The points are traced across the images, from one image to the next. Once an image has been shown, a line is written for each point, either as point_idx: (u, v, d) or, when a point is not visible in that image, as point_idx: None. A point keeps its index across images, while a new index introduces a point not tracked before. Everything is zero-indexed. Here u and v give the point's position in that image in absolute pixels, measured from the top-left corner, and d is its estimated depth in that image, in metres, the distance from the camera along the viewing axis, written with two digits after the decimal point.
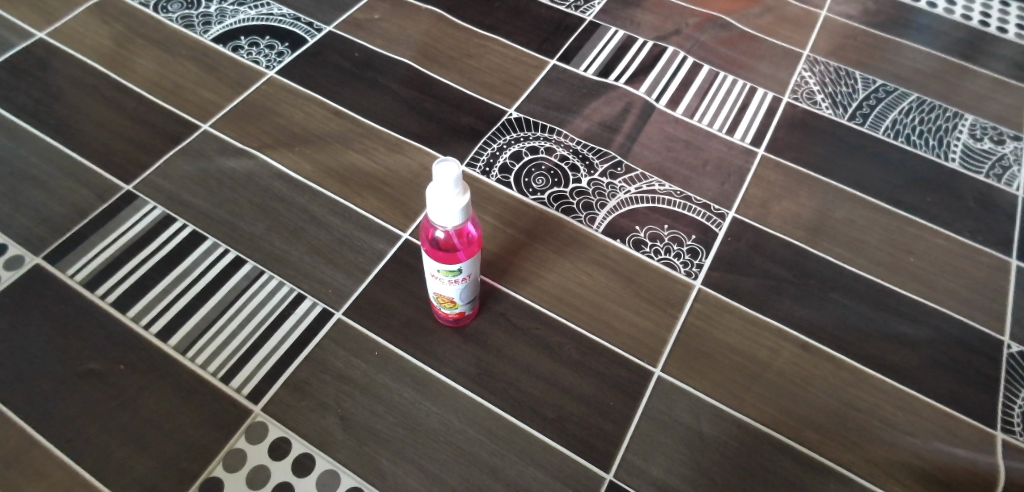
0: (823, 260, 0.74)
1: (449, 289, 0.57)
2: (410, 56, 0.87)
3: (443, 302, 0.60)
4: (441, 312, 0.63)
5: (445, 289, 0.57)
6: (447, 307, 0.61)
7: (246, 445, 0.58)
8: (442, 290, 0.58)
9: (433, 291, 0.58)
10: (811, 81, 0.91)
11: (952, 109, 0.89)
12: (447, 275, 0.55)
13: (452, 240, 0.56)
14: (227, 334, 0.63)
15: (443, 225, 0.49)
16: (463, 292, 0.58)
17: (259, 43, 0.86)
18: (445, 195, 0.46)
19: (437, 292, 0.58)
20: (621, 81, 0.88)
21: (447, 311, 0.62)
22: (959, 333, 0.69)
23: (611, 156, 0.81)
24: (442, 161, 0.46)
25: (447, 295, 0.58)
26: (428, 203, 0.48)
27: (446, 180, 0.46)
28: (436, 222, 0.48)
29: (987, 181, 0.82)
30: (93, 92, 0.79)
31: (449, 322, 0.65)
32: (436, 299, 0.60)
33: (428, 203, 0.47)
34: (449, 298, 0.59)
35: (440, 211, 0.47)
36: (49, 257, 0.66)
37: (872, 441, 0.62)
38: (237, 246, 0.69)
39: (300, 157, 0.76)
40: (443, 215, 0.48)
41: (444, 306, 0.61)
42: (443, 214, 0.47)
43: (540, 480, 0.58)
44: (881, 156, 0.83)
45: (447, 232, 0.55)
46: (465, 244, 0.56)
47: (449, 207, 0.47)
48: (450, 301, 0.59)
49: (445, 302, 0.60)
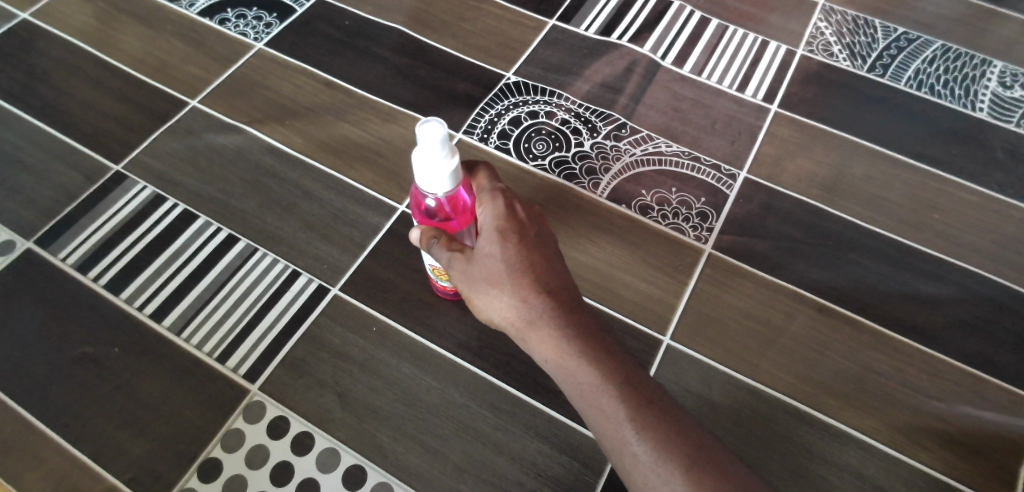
0: (841, 219, 0.70)
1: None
2: (402, 22, 0.84)
3: (439, 274, 0.58)
4: (442, 287, 0.61)
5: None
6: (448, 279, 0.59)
7: (243, 424, 0.57)
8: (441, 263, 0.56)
9: (430, 262, 0.56)
10: (826, 32, 0.86)
11: (980, 56, 0.84)
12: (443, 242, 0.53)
13: (443, 208, 0.53)
14: (223, 315, 0.62)
15: (433, 192, 0.47)
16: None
17: (245, 15, 0.83)
18: (428, 160, 0.44)
19: (432, 264, 0.57)
20: (624, 39, 0.84)
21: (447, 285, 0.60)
22: (987, 292, 0.66)
23: (615, 118, 0.77)
24: (426, 123, 0.43)
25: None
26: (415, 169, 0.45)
27: (426, 144, 0.43)
28: (424, 188, 0.46)
29: (1017, 131, 0.77)
30: (77, 71, 0.77)
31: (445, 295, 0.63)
32: (432, 271, 0.58)
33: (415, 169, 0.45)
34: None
35: (427, 177, 0.45)
36: (40, 242, 0.65)
37: (894, 406, 0.59)
38: (228, 224, 0.67)
39: (291, 131, 0.74)
40: (429, 181, 0.45)
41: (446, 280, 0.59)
42: (431, 179, 0.45)
43: (544, 453, 0.57)
44: (903, 107, 0.78)
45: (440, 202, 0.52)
46: (458, 212, 0.54)
47: (436, 172, 0.44)
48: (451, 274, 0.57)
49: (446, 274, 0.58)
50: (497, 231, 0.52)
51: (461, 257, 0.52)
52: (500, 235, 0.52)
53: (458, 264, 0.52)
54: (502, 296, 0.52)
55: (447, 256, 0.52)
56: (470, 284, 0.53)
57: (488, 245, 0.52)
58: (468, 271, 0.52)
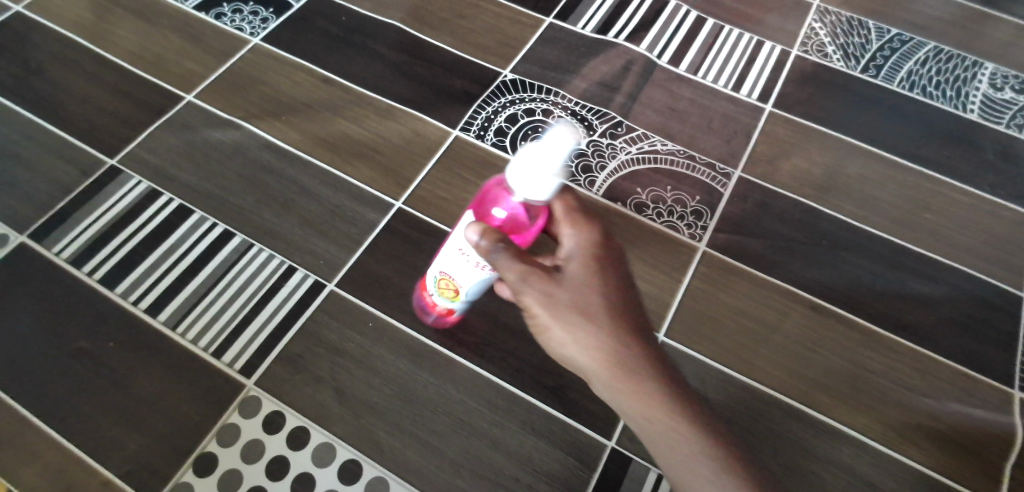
0: (834, 218, 0.71)
1: (472, 274, 0.48)
2: (399, 18, 0.84)
3: (448, 291, 0.52)
4: (437, 303, 0.55)
5: (465, 272, 0.49)
6: (451, 297, 0.53)
7: (239, 419, 0.57)
8: (459, 274, 0.49)
9: (447, 269, 0.50)
10: (821, 32, 0.86)
11: (971, 58, 0.84)
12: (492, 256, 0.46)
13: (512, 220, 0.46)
14: (219, 310, 0.62)
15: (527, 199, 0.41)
16: (478, 284, 0.50)
17: (242, 10, 0.83)
18: (542, 161, 0.39)
19: (449, 278, 0.50)
20: (620, 38, 0.84)
21: (444, 303, 0.55)
22: (976, 291, 0.67)
23: (611, 116, 0.77)
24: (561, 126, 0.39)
25: (461, 282, 0.50)
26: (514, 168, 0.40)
27: (546, 143, 0.39)
28: (524, 191, 0.40)
29: (1008, 132, 0.78)
30: (70, 64, 0.76)
31: (427, 317, 0.62)
32: (442, 286, 0.52)
33: (514, 168, 0.40)
34: (461, 285, 0.50)
35: (529, 179, 0.39)
36: (34, 236, 0.65)
37: (885, 403, 0.60)
38: (225, 219, 0.67)
39: (288, 127, 0.74)
40: (533, 186, 0.39)
41: (449, 296, 0.53)
42: (536, 184, 0.39)
43: (540, 448, 0.57)
44: (896, 108, 0.79)
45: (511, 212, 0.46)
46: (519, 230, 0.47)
47: (545, 179, 0.39)
48: (461, 291, 0.51)
49: (454, 288, 0.51)
50: (589, 257, 0.47)
51: (547, 278, 0.45)
52: (593, 263, 0.47)
53: (542, 285, 0.45)
54: (591, 328, 0.46)
55: (534, 275, 0.45)
56: (552, 309, 0.46)
57: (580, 270, 0.46)
58: (552, 296, 0.46)
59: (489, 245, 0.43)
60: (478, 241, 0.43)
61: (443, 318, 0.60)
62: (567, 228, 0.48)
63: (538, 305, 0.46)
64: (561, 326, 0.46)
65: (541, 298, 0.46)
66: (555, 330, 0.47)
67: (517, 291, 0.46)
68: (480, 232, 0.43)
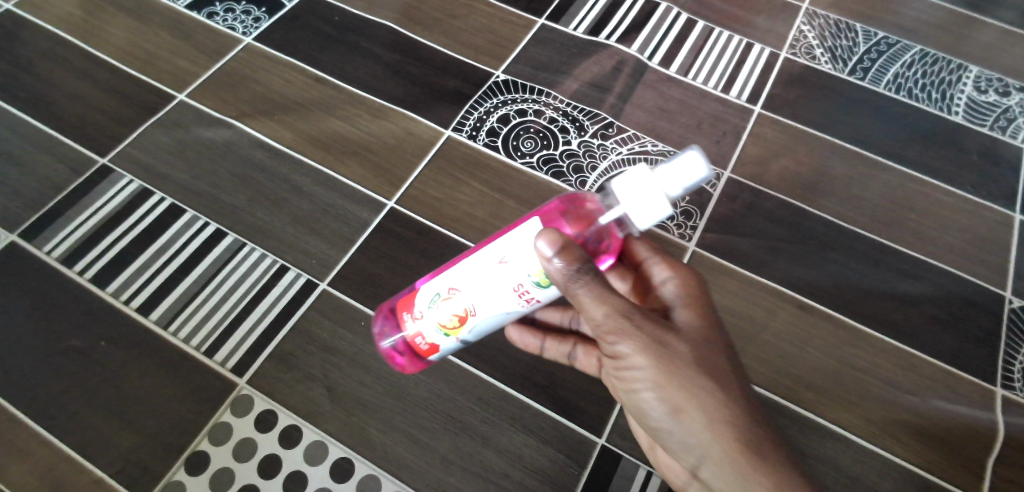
0: (821, 218, 0.72)
1: (500, 303, 0.42)
2: (392, 18, 0.83)
3: (453, 322, 0.44)
4: (418, 336, 0.46)
5: (489, 299, 0.42)
6: (447, 330, 0.45)
7: (231, 418, 0.57)
8: (481, 299, 0.42)
9: (466, 289, 0.42)
10: (810, 35, 0.87)
11: (956, 61, 0.86)
12: (541, 283, 0.40)
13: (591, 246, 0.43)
14: (210, 309, 0.62)
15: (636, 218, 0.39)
16: (492, 320, 0.43)
17: (234, 9, 0.82)
18: (661, 182, 0.38)
19: (468, 304, 0.43)
20: (611, 39, 0.84)
21: (428, 337, 0.46)
22: (960, 290, 0.68)
23: (602, 117, 0.78)
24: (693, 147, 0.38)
25: (477, 311, 0.43)
26: (621, 185, 0.39)
27: (661, 171, 0.38)
28: (636, 209, 0.39)
29: (991, 134, 0.79)
30: (60, 62, 0.76)
31: (387, 350, 0.54)
32: (450, 314, 0.44)
33: (622, 185, 0.39)
34: (473, 314, 0.43)
35: (638, 202, 0.39)
36: (24, 235, 0.64)
37: (868, 400, 0.62)
38: (216, 219, 0.67)
39: (280, 126, 0.74)
40: (646, 206, 0.39)
41: (447, 327, 0.45)
42: (651, 202, 0.38)
43: (531, 445, 0.58)
44: (883, 110, 0.80)
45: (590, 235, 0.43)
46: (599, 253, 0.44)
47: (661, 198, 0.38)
48: (469, 322, 0.44)
49: (461, 317, 0.43)
50: (692, 300, 0.47)
51: (649, 319, 0.42)
52: (697, 306, 0.46)
53: (646, 326, 0.42)
54: (699, 377, 0.42)
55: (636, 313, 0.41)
56: (654, 356, 0.41)
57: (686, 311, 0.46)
58: (655, 340, 0.42)
59: (566, 261, 0.38)
60: (553, 257, 0.38)
61: (410, 358, 0.52)
62: (664, 274, 0.49)
63: (638, 351, 0.42)
64: (665, 377, 0.41)
65: (643, 341, 0.41)
66: (653, 382, 0.42)
67: (613, 336, 0.42)
68: (553, 244, 0.38)
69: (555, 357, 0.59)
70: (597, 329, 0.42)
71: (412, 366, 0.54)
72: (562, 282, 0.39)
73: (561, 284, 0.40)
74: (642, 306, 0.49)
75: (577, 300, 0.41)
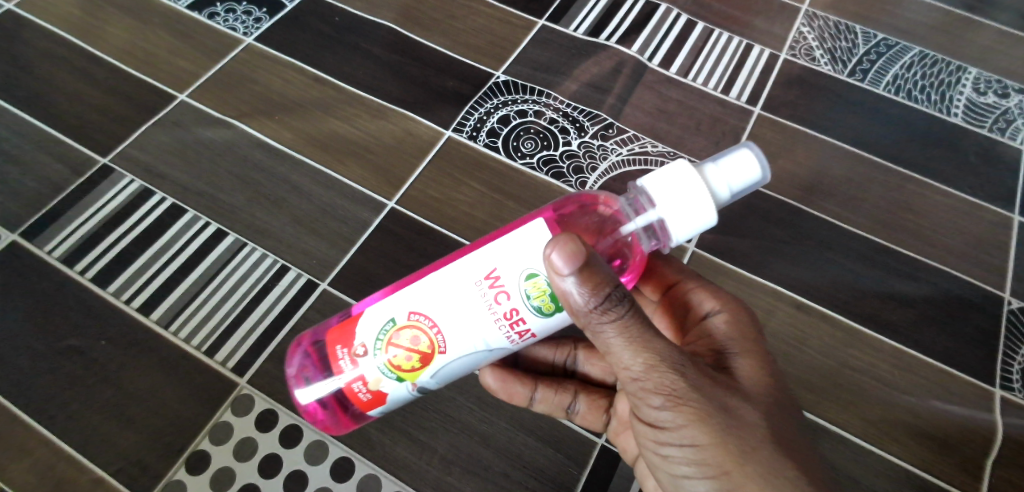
0: (821, 220, 0.72)
1: (479, 337, 0.39)
2: (392, 19, 0.83)
3: (413, 361, 0.40)
4: (357, 380, 0.41)
5: (465, 334, 0.39)
6: (400, 372, 0.41)
7: (231, 418, 0.58)
8: (454, 332, 0.39)
9: (439, 319, 0.39)
10: (809, 36, 0.87)
11: (956, 62, 0.86)
12: (544, 308, 0.38)
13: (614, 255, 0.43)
14: (211, 309, 0.62)
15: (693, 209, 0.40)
16: (460, 360, 0.40)
17: (235, 10, 0.82)
18: (720, 172, 0.40)
19: (436, 338, 0.39)
20: (611, 40, 0.85)
21: (372, 380, 0.41)
22: (959, 291, 0.68)
23: (602, 118, 0.78)
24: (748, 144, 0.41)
25: (449, 345, 0.39)
26: (657, 179, 0.40)
27: (694, 171, 0.40)
28: (697, 198, 0.39)
29: (990, 136, 0.80)
30: (62, 62, 0.76)
31: (304, 407, 0.47)
32: (413, 349, 0.40)
33: (652, 185, 0.40)
34: (442, 350, 0.40)
35: (673, 201, 0.39)
36: (25, 234, 0.65)
37: (865, 400, 0.62)
38: (217, 219, 0.67)
39: (281, 127, 0.74)
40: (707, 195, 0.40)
41: (402, 367, 0.40)
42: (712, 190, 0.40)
43: (530, 446, 0.58)
44: (882, 112, 0.81)
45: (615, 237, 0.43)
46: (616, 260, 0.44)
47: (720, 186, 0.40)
48: (433, 361, 0.40)
49: (424, 355, 0.40)
50: (747, 348, 0.47)
51: (700, 377, 0.40)
52: (752, 355, 0.46)
53: (696, 388, 0.39)
54: (756, 446, 0.39)
55: (686, 370, 0.39)
56: (702, 421, 0.39)
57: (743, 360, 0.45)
58: (710, 394, 0.40)
59: (581, 281, 0.36)
60: (568, 274, 0.36)
61: (337, 413, 0.47)
62: (719, 313, 0.50)
63: (684, 417, 0.39)
64: (718, 445, 0.39)
65: (691, 405, 0.39)
66: (705, 446, 0.39)
67: (658, 398, 0.39)
68: (569, 260, 0.36)
69: (549, 411, 0.58)
70: (640, 390, 0.40)
71: (342, 418, 0.48)
72: (583, 310, 0.37)
73: (577, 311, 0.38)
74: (693, 346, 0.49)
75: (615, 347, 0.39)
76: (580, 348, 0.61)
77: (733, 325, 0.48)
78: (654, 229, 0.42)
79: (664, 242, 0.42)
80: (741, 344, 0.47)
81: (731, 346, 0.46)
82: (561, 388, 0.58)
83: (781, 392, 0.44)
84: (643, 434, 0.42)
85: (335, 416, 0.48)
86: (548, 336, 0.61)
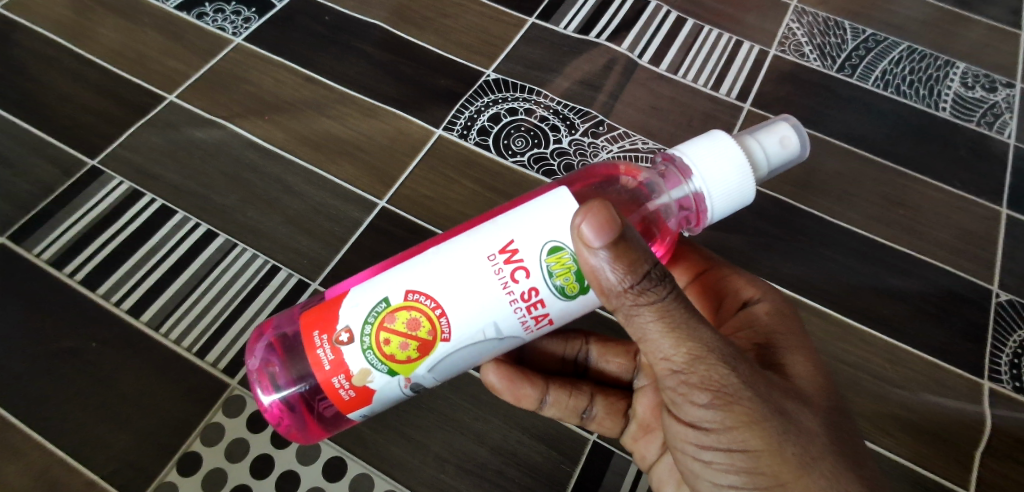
0: (811, 214, 0.72)
1: (490, 318, 0.39)
2: (383, 17, 0.83)
3: (413, 352, 0.40)
4: (340, 374, 0.40)
5: (467, 319, 0.39)
6: (392, 363, 0.40)
7: (223, 418, 0.58)
8: (455, 315, 0.38)
9: (449, 298, 0.38)
10: (799, 32, 0.87)
11: (944, 57, 0.86)
12: (566, 289, 0.39)
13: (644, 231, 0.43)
14: (203, 309, 0.62)
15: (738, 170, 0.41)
16: (456, 349, 0.40)
17: (224, 9, 0.82)
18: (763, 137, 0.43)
19: (443, 321, 0.39)
20: (602, 38, 0.85)
21: (358, 374, 0.40)
22: (947, 284, 0.69)
23: (593, 115, 0.79)
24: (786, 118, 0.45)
25: (455, 327, 0.39)
26: (702, 143, 0.42)
27: (732, 144, 0.42)
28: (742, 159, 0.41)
29: (978, 130, 0.80)
30: (50, 63, 0.75)
31: (268, 409, 0.45)
32: (416, 335, 0.39)
33: (701, 147, 0.42)
34: (441, 337, 0.39)
35: (711, 169, 0.41)
36: (14, 236, 0.64)
37: (855, 393, 0.63)
38: (208, 219, 0.67)
39: (272, 127, 0.74)
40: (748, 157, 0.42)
41: (394, 357, 0.40)
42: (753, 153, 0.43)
43: (524, 442, 0.58)
44: (871, 107, 0.81)
45: (647, 211, 0.43)
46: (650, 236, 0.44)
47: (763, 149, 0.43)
48: (430, 350, 0.40)
49: (421, 343, 0.39)
50: (796, 348, 0.48)
51: (753, 376, 0.40)
52: (802, 356, 0.47)
53: (746, 388, 0.39)
54: (807, 452, 0.40)
55: (738, 368, 0.39)
56: (748, 422, 0.39)
57: (793, 361, 0.46)
58: (761, 394, 0.40)
59: (612, 256, 0.37)
60: (600, 246, 0.36)
61: (305, 417, 0.46)
62: (765, 309, 0.51)
63: (732, 417, 0.39)
64: (767, 450, 0.39)
65: (741, 406, 0.39)
66: (751, 452, 0.39)
67: (705, 395, 0.39)
68: (599, 232, 0.36)
69: (561, 415, 0.57)
70: (684, 385, 0.39)
71: (307, 423, 0.46)
72: (614, 286, 0.38)
73: (607, 287, 0.38)
74: (739, 340, 0.50)
75: (654, 338, 0.39)
76: (592, 343, 0.61)
77: (781, 326, 0.50)
78: (687, 202, 0.43)
79: (696, 215, 0.43)
80: (791, 346, 0.48)
81: (781, 346, 0.48)
82: (575, 391, 0.58)
83: (828, 395, 0.44)
84: (685, 434, 0.42)
85: (301, 421, 0.46)
86: (557, 330, 0.61)
